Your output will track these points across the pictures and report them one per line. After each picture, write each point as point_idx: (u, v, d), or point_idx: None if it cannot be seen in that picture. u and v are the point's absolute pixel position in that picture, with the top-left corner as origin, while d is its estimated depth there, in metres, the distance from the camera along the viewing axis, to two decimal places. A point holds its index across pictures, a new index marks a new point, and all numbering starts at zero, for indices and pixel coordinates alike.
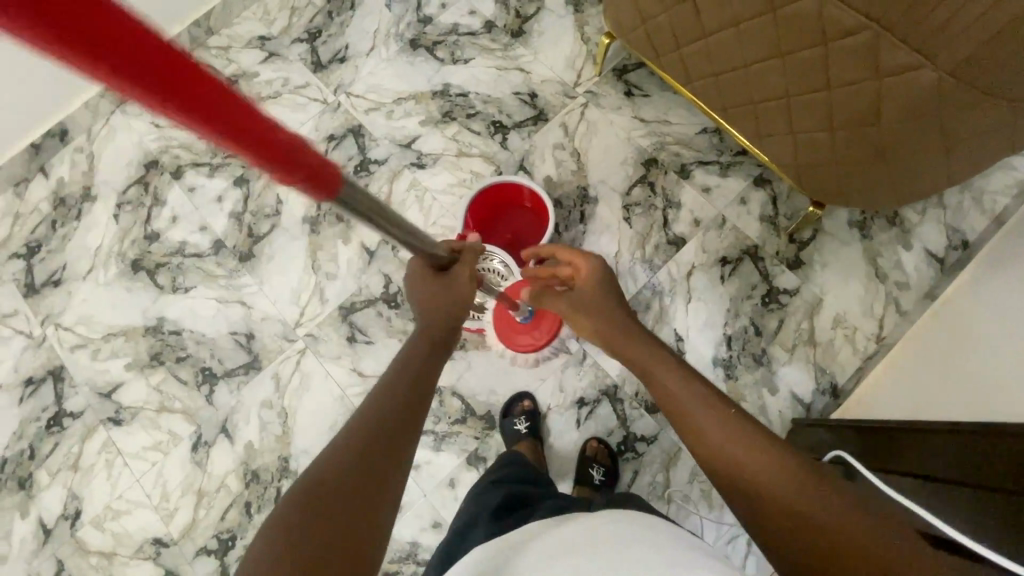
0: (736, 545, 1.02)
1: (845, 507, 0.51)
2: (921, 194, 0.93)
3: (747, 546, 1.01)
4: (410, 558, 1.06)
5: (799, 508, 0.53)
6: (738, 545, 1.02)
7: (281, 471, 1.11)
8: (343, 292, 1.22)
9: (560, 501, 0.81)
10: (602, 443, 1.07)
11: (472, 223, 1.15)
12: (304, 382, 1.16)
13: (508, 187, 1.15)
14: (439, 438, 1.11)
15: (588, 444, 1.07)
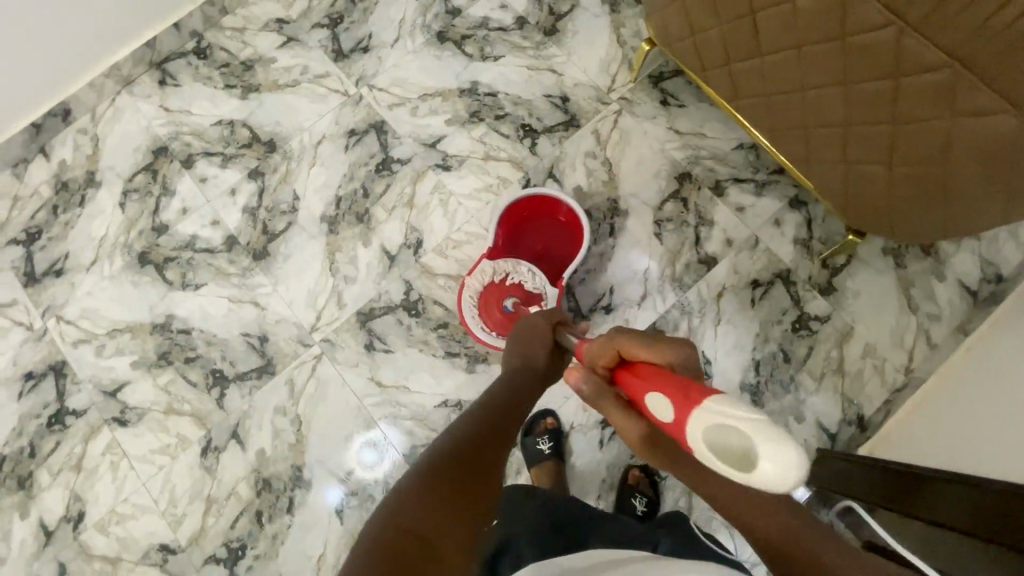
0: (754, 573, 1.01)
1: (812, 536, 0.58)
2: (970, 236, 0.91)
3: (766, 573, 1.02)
4: None
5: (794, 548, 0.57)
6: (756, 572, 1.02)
7: (294, 480, 1.08)
8: (361, 298, 1.18)
9: (608, 536, 0.78)
10: (643, 473, 1.05)
11: (501, 233, 1.14)
12: (319, 389, 1.13)
13: (540, 198, 1.15)
14: None
15: (629, 473, 1.05)
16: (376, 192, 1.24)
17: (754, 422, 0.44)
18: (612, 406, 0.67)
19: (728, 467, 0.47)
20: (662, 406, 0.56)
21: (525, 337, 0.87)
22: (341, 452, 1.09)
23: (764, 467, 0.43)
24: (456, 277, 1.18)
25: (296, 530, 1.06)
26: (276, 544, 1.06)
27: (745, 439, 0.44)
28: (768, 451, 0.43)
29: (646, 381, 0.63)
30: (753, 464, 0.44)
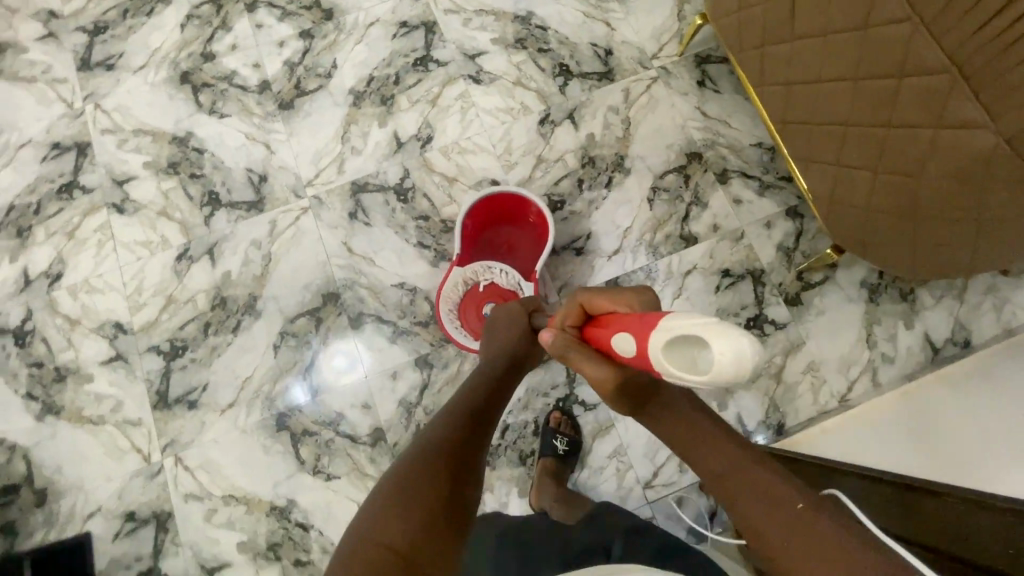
0: None
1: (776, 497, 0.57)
2: (934, 266, 0.93)
3: None
4: (333, 426, 1.11)
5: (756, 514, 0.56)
6: None
7: (247, 307, 1.16)
8: (360, 171, 1.24)
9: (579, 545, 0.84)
10: (564, 416, 1.09)
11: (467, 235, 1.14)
12: (295, 237, 1.20)
13: (498, 199, 1.13)
14: (397, 332, 1.15)
15: (551, 415, 1.09)
16: (406, 83, 1.29)
17: (709, 320, 0.45)
18: (587, 356, 0.70)
19: (689, 373, 0.46)
20: (626, 341, 0.57)
21: (501, 328, 0.95)
22: (295, 297, 1.17)
23: (722, 358, 0.42)
24: (450, 180, 1.23)
25: (233, 348, 1.15)
26: (213, 355, 1.14)
27: (704, 338, 0.44)
28: (719, 342, 0.43)
29: (614, 324, 0.65)
30: (711, 358, 0.44)
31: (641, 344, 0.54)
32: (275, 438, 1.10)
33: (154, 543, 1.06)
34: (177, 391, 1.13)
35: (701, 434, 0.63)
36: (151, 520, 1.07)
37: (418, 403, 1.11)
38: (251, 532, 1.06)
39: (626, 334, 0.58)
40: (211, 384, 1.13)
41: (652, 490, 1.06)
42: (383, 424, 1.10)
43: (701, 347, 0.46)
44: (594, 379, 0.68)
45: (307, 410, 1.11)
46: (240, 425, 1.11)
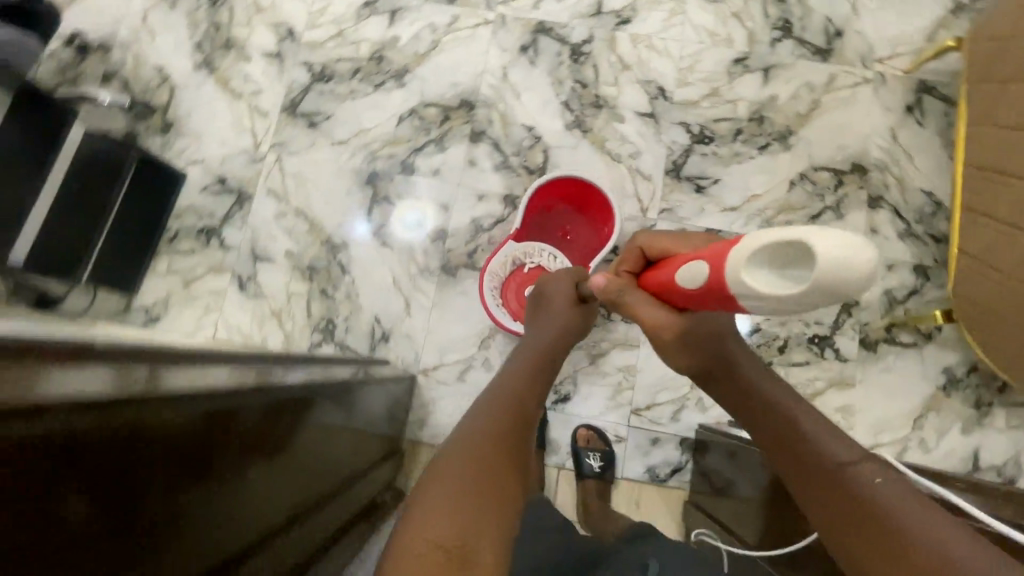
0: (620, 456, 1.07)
1: (836, 483, 0.48)
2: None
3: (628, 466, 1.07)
4: (409, 207, 1.18)
5: (824, 497, 0.48)
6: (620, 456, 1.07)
7: (396, 74, 1.24)
8: (552, 14, 1.25)
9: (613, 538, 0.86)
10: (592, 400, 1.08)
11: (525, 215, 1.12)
12: (466, 40, 1.25)
13: (558, 184, 1.10)
14: (504, 164, 1.19)
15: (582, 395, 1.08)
16: None
17: (808, 226, 0.34)
18: (645, 298, 0.59)
19: (778, 291, 0.37)
20: (696, 265, 0.48)
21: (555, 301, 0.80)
22: (439, 88, 1.23)
23: (832, 265, 0.32)
24: (624, 66, 1.23)
25: (367, 101, 1.23)
26: (349, 97, 1.23)
27: (804, 244, 0.34)
28: (827, 244, 0.32)
29: (675, 259, 0.55)
30: (813, 266, 0.34)
31: (709, 263, 0.45)
32: (360, 189, 1.19)
33: (227, 211, 1.19)
34: (306, 108, 1.23)
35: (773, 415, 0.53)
36: (234, 193, 1.20)
37: (487, 230, 1.16)
38: (301, 247, 1.17)
39: (694, 259, 0.49)
40: (335, 118, 1.22)
41: (637, 418, 1.08)
42: (449, 229, 1.16)
43: (799, 256, 0.36)
44: (660, 330, 0.57)
45: (397, 182, 1.19)
46: (339, 162, 1.20)
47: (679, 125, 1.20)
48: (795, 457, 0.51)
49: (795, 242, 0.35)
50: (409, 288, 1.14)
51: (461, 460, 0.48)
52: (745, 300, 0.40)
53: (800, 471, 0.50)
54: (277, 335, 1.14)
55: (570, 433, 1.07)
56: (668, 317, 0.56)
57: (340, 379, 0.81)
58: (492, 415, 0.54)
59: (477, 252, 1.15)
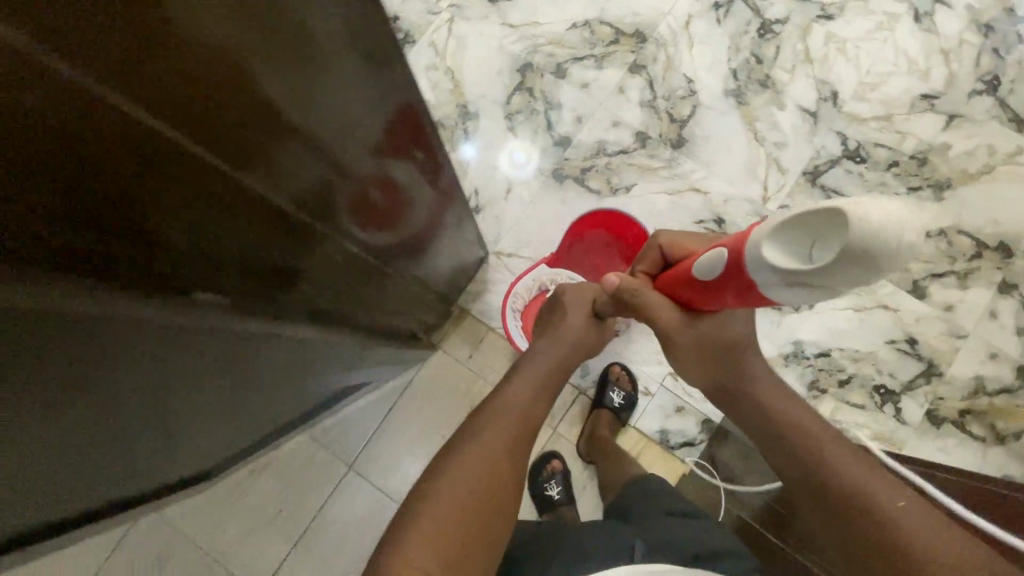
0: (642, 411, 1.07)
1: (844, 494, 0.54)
2: None
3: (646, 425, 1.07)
4: (547, 106, 1.20)
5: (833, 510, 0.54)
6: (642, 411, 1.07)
7: None
8: None
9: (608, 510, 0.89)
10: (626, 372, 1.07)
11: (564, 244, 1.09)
12: None
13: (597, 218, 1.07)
14: (650, 103, 1.19)
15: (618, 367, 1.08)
16: None
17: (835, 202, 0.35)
18: (658, 298, 0.68)
19: (818, 271, 0.37)
20: (712, 256, 0.54)
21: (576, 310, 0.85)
22: (620, 11, 1.23)
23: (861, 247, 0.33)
24: (807, 59, 1.19)
25: None
26: None
27: (837, 221, 0.35)
28: (865, 210, 0.33)
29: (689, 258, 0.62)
30: (845, 236, 0.34)
31: (732, 249, 0.49)
32: (509, 73, 1.22)
33: None
34: None
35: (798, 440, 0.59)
36: (401, 33, 1.26)
37: (608, 155, 1.17)
38: (437, 103, 1.22)
39: (712, 248, 0.54)
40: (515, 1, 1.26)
41: (672, 380, 1.08)
42: (574, 141, 1.18)
43: (830, 231, 0.36)
44: (671, 326, 0.67)
45: (544, 81, 1.22)
46: (501, 43, 1.24)
47: (836, 134, 1.16)
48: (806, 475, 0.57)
49: (827, 221, 0.36)
50: (515, 177, 1.18)
51: (463, 469, 0.60)
52: (793, 280, 0.40)
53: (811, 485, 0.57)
54: None
55: (603, 365, 1.09)
56: (671, 312, 0.66)
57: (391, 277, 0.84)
58: (492, 439, 0.64)
59: (590, 171, 1.17)
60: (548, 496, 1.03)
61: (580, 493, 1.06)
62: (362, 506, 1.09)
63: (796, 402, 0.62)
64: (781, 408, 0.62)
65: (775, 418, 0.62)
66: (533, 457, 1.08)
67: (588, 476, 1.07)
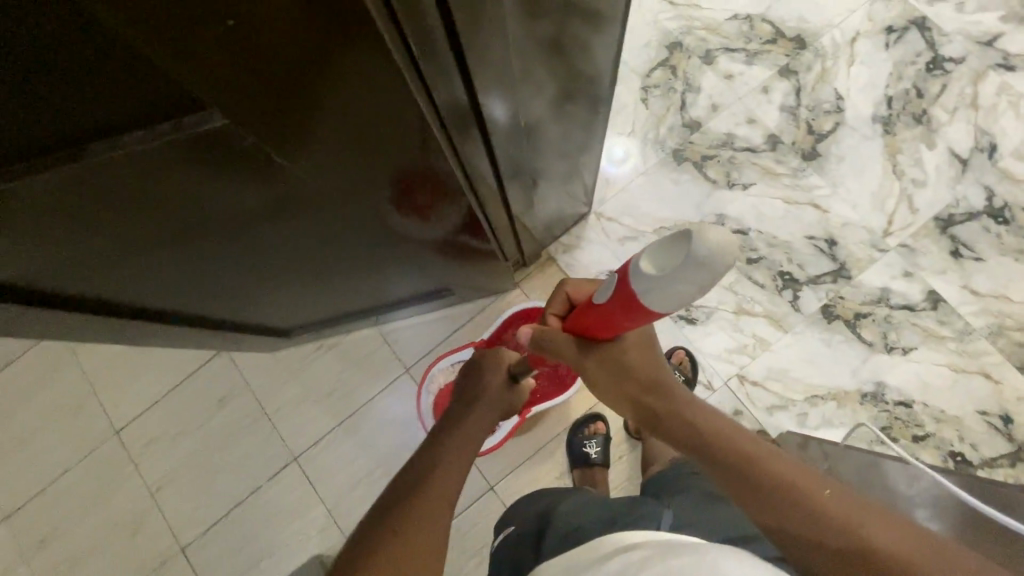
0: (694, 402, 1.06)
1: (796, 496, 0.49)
2: None
3: None
4: (685, 87, 1.20)
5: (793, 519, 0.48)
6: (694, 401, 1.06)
7: None
8: (941, 18, 1.17)
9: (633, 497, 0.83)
10: (687, 358, 1.05)
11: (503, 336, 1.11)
12: None
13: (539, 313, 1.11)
14: (791, 110, 1.17)
15: (677, 352, 1.06)
16: None
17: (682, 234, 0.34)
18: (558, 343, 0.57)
19: (686, 291, 0.36)
20: (601, 292, 0.46)
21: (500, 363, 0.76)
22: (786, 13, 1.21)
23: (697, 257, 0.33)
24: (973, 104, 1.13)
25: None
26: None
27: (676, 236, 0.35)
28: (706, 237, 0.33)
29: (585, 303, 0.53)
30: (698, 261, 0.33)
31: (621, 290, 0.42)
32: (657, 48, 1.23)
33: None
34: None
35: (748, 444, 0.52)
36: None
37: (733, 149, 1.16)
38: None
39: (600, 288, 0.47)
40: None
41: (737, 383, 1.06)
42: (703, 127, 1.18)
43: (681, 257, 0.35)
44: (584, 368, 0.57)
45: (689, 63, 1.22)
46: (657, 17, 1.24)
47: (983, 188, 1.09)
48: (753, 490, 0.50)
49: (676, 249, 0.35)
50: (634, 147, 1.19)
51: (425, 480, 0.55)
52: (668, 303, 0.38)
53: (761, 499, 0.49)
54: None
55: (669, 346, 1.07)
56: (578, 353, 0.56)
57: (434, 251, 0.85)
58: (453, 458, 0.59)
59: (711, 159, 1.16)
60: (586, 455, 1.04)
61: (614, 462, 1.07)
62: (405, 408, 1.14)
63: (696, 400, 0.56)
64: (696, 413, 0.55)
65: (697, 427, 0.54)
66: (577, 414, 1.09)
67: (626, 448, 1.07)
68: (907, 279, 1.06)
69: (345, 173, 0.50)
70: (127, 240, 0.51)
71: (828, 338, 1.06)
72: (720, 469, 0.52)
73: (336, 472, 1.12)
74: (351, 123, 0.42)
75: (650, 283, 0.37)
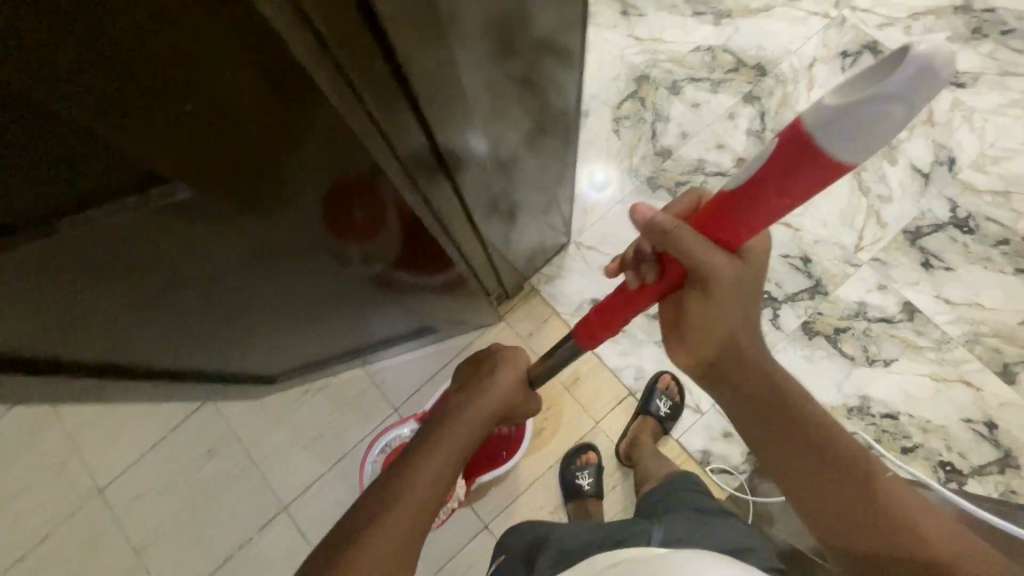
0: (683, 428, 1.06)
1: (842, 471, 0.54)
2: None
3: (686, 440, 1.06)
4: (654, 116, 1.25)
5: (829, 484, 0.54)
6: (682, 427, 1.06)
7: (719, 12, 1.30)
8: (890, 42, 1.24)
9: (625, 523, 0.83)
10: (674, 382, 1.06)
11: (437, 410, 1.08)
12: (798, 18, 1.27)
13: None
14: (757, 134, 1.21)
15: (663, 376, 1.06)
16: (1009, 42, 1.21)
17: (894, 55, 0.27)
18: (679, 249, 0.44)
19: (876, 136, 0.29)
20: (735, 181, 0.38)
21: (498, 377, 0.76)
22: (746, 43, 1.27)
23: (922, 57, 0.26)
24: (930, 120, 1.18)
25: (677, 20, 1.30)
26: (667, 7, 1.32)
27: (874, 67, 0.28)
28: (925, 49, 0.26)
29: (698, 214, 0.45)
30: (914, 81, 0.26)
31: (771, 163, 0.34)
32: (625, 81, 1.28)
33: None
34: None
35: (772, 409, 0.55)
36: None
37: (704, 174, 1.20)
38: None
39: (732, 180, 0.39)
40: (644, 16, 1.32)
41: None
42: (674, 155, 1.22)
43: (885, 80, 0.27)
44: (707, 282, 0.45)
45: (657, 94, 1.26)
46: (623, 52, 1.30)
47: (946, 200, 1.13)
48: (806, 458, 0.55)
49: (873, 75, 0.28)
50: (610, 177, 1.22)
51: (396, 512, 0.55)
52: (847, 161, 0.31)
53: (811, 466, 0.55)
54: None
55: (654, 371, 1.08)
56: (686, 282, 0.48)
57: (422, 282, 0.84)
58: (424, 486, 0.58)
59: (684, 186, 1.19)
60: (578, 486, 1.03)
61: (607, 491, 1.07)
62: None
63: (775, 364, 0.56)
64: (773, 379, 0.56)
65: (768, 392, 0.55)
66: (567, 445, 1.08)
67: (619, 478, 1.07)
68: (881, 292, 1.09)
69: (334, 201, 0.48)
70: (96, 310, 0.50)
71: (810, 354, 1.07)
72: (779, 434, 0.55)
73: (328, 518, 1.10)
74: (356, 146, 0.41)
75: (828, 136, 0.30)
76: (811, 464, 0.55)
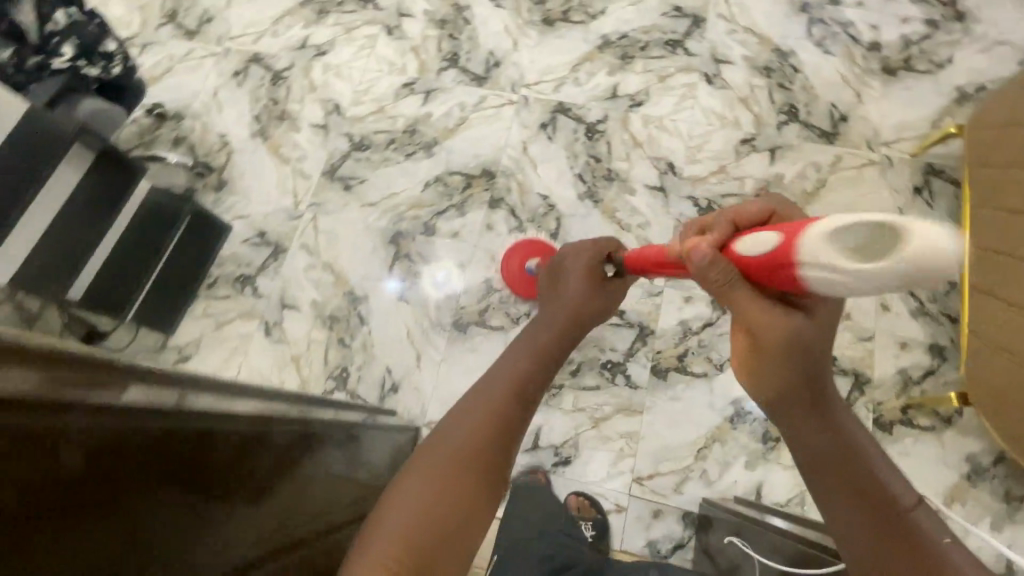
0: (619, 534, 1.04)
1: (890, 512, 0.50)
2: None
3: (629, 542, 1.03)
4: (427, 263, 1.25)
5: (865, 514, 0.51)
6: (618, 534, 1.04)
7: (427, 145, 1.36)
8: (570, 98, 1.38)
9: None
10: (582, 499, 1.04)
11: None
12: (491, 116, 1.38)
13: None
14: (518, 229, 1.27)
15: (570, 498, 1.04)
16: (651, 53, 1.40)
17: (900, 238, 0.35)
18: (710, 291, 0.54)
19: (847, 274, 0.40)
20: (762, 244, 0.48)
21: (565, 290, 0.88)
22: (464, 158, 1.34)
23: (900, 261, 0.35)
24: (636, 144, 1.32)
25: (396, 170, 1.35)
26: (382, 163, 1.36)
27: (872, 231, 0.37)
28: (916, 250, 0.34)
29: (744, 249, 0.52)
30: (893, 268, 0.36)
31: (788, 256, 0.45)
32: (383, 247, 1.28)
33: (264, 262, 1.29)
34: (343, 172, 1.36)
35: (837, 451, 0.53)
36: (272, 246, 1.30)
37: (498, 289, 1.22)
38: (324, 297, 1.24)
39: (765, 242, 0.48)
40: (368, 181, 1.34)
41: (639, 487, 1.06)
42: (464, 287, 1.23)
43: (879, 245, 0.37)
44: (758, 335, 0.51)
45: (418, 243, 1.27)
46: (366, 222, 1.30)
47: (687, 200, 1.27)
48: (852, 483, 0.52)
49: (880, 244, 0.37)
50: (443, 284, 1.23)
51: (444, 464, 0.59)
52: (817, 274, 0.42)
53: (857, 495, 0.52)
54: (294, 379, 1.19)
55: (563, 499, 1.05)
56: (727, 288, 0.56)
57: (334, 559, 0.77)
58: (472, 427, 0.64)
59: (488, 310, 1.20)
60: None
61: None
62: None
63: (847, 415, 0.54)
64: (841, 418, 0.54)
65: (827, 426, 0.54)
66: None
67: None
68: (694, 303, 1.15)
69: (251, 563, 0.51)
70: None
71: (674, 395, 1.11)
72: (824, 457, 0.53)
73: None
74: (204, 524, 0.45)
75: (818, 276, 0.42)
76: (858, 495, 0.51)
